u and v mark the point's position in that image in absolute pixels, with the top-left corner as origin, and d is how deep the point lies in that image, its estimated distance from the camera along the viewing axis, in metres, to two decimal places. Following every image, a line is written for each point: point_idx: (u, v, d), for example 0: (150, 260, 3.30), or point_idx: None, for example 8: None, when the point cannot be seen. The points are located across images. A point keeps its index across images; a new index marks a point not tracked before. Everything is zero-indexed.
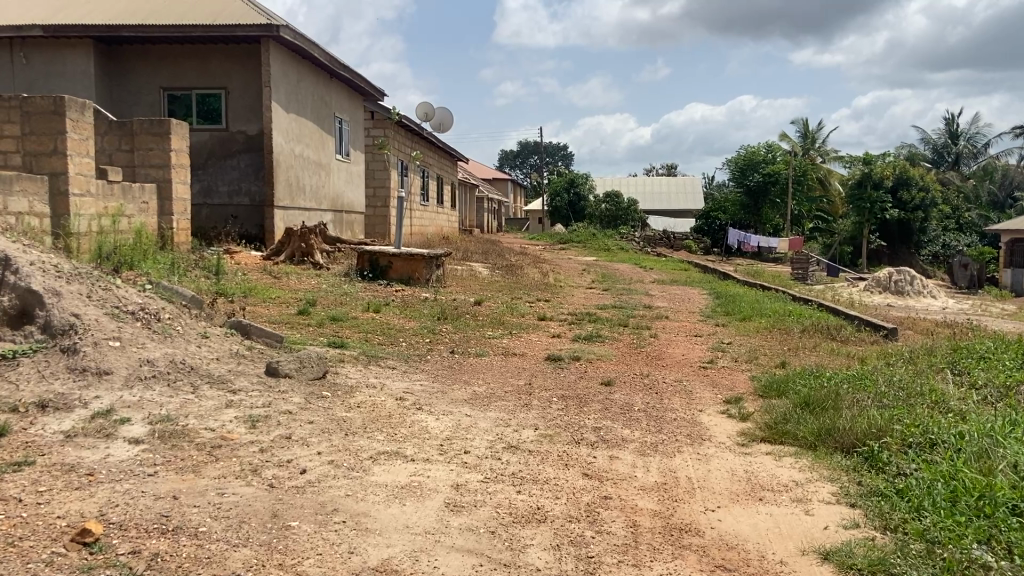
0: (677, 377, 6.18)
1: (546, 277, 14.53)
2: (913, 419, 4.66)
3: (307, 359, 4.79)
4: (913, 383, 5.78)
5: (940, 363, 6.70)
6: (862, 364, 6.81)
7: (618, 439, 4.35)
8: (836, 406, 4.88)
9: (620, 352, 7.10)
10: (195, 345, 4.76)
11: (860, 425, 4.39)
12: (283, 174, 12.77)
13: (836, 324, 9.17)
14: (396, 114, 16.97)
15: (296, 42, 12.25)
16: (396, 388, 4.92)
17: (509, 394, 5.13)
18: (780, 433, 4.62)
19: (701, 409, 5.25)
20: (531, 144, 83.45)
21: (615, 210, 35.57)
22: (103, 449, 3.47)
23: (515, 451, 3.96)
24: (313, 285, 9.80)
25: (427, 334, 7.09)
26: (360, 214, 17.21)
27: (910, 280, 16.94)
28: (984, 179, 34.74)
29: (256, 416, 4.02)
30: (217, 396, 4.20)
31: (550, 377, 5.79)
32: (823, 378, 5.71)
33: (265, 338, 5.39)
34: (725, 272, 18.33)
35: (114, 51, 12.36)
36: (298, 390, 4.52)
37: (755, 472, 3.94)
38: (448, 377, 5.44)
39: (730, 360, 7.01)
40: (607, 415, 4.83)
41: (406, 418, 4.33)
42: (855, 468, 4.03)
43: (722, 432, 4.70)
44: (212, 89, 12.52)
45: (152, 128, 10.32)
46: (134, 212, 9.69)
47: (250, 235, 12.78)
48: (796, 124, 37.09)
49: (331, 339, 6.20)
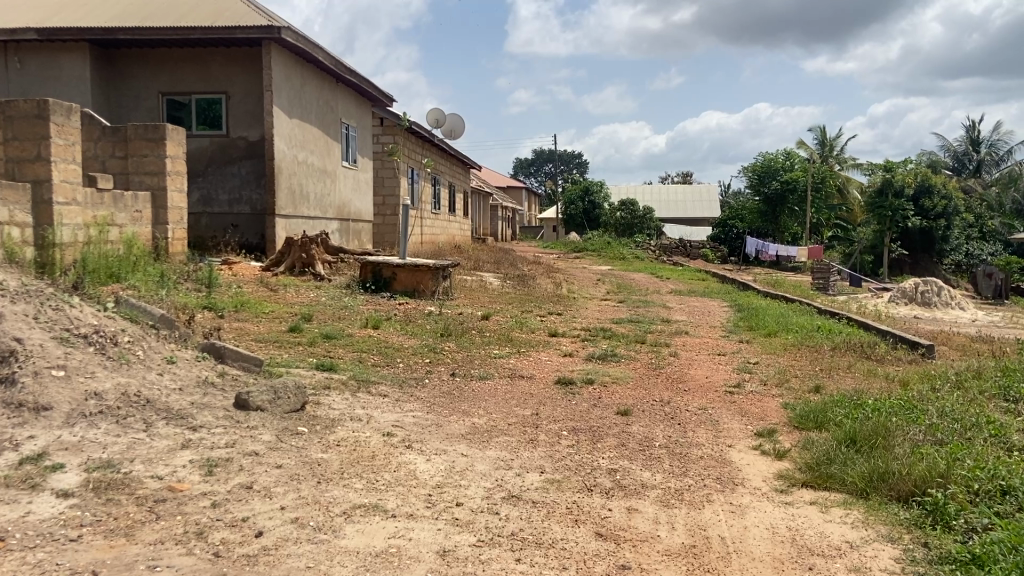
0: (702, 405, 5.56)
1: (560, 288, 13.93)
2: (976, 460, 4.04)
3: (282, 389, 4.21)
4: (967, 413, 5.13)
5: (989, 388, 6.04)
6: (904, 389, 6.14)
7: (637, 485, 3.75)
8: (886, 444, 4.24)
9: (637, 374, 6.48)
10: (155, 373, 4.20)
11: (919, 468, 3.77)
12: (285, 182, 12.25)
13: (869, 341, 8.52)
14: (405, 121, 16.50)
15: (299, 44, 11.75)
16: (385, 421, 4.33)
17: (513, 427, 4.53)
18: (824, 476, 3.98)
19: (730, 444, 4.64)
20: (546, 151, 83.06)
21: (630, 218, 34.92)
22: (23, 506, 2.89)
23: (516, 503, 3.36)
24: (311, 298, 9.26)
25: (428, 354, 6.52)
26: (368, 222, 16.72)
27: (937, 291, 16.20)
28: (1009, 187, 33.85)
29: (215, 459, 3.45)
30: (173, 435, 3.63)
31: (559, 406, 5.18)
32: (867, 408, 5.07)
33: (241, 362, 4.83)
34: (744, 282, 17.63)
35: (111, 54, 11.91)
36: (270, 425, 3.94)
37: (800, 531, 3.32)
38: (445, 408, 4.83)
39: (759, 384, 6.36)
40: (625, 454, 4.23)
41: (392, 459, 3.74)
42: (918, 524, 3.39)
43: (757, 475, 4.08)
44: (212, 95, 12.03)
45: (148, 134, 9.82)
46: (124, 222, 9.21)
47: (250, 244, 12.26)
48: (814, 130, 36.35)
49: (319, 361, 5.63)
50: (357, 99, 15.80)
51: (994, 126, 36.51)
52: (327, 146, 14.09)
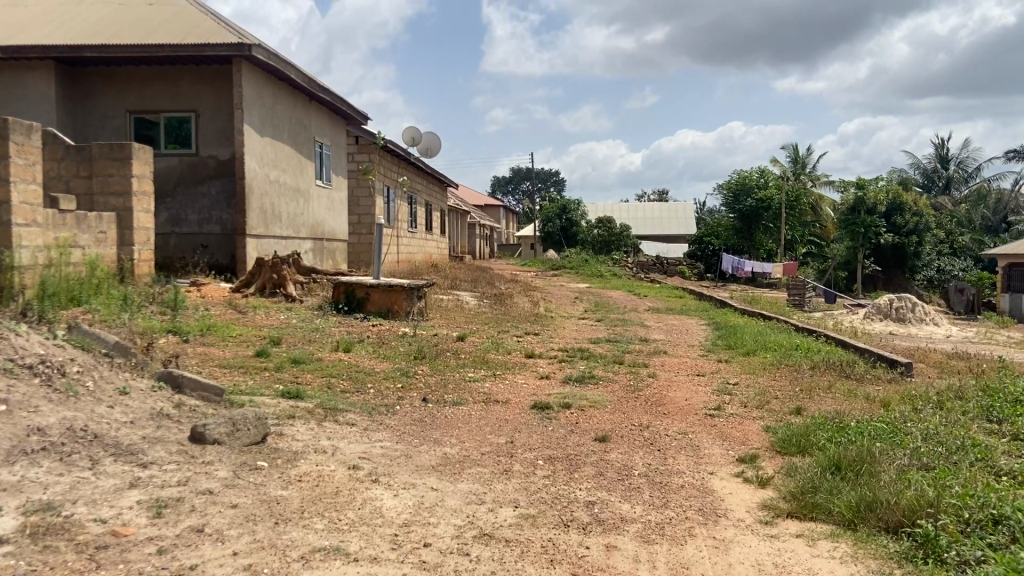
0: (682, 429, 5.39)
1: (537, 307, 13.77)
2: (965, 487, 3.90)
3: (241, 421, 3.99)
4: (952, 435, 5.00)
5: (972, 408, 5.93)
6: (885, 411, 6.01)
7: (616, 519, 3.56)
8: (873, 470, 4.09)
9: (615, 398, 6.30)
10: (106, 406, 3.96)
11: (907, 498, 3.62)
12: (256, 202, 12.01)
13: (848, 360, 8.42)
14: (380, 139, 16.32)
15: (270, 62, 11.55)
16: (351, 453, 4.12)
17: (486, 457, 4.33)
18: (810, 506, 3.82)
19: (712, 471, 4.47)
20: (523, 170, 83.30)
21: (607, 236, 34.90)
22: None
23: (488, 542, 3.17)
24: (281, 321, 9.02)
25: (399, 378, 6.30)
26: (342, 241, 16.47)
27: (912, 307, 16.23)
28: (979, 204, 34.29)
29: (165, 500, 3.24)
30: (121, 474, 3.41)
31: (535, 433, 4.99)
32: (850, 431, 4.93)
33: (200, 392, 4.60)
34: (721, 300, 17.57)
35: (77, 72, 11.66)
36: (227, 460, 3.71)
37: (787, 567, 3.16)
38: (415, 436, 4.63)
39: (739, 406, 6.19)
40: (603, 484, 4.04)
41: (357, 495, 3.52)
42: (909, 558, 3.23)
43: (741, 505, 3.91)
44: (182, 113, 11.80)
45: (113, 153, 9.56)
46: (87, 244, 8.93)
47: (220, 265, 11.97)
48: (786, 148, 36.66)
49: (285, 388, 5.40)
50: (331, 117, 15.61)
51: (963, 143, 37.04)
52: (300, 164, 13.86)
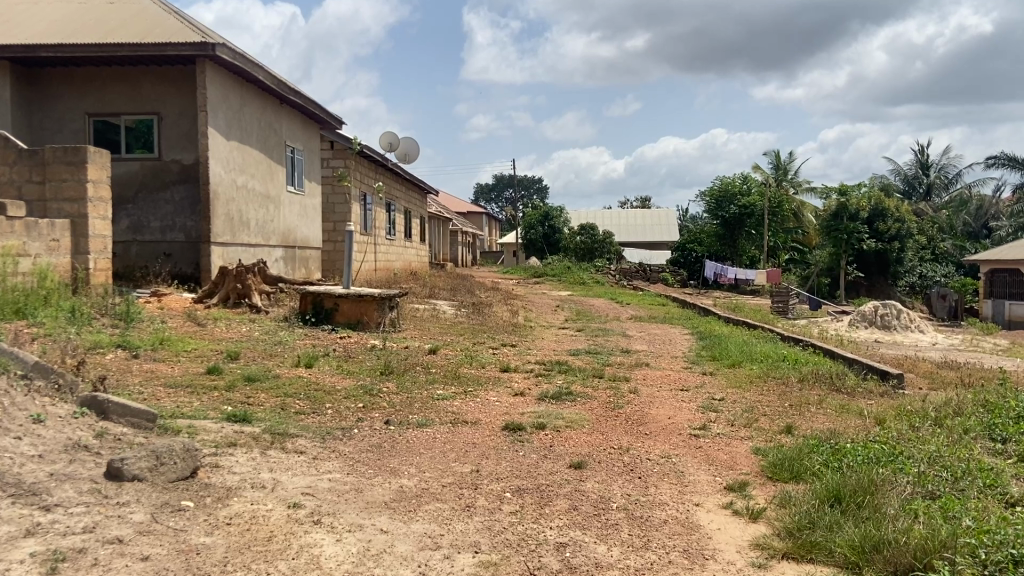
0: (666, 453, 4.98)
1: (516, 317, 13.33)
2: (977, 520, 3.50)
3: (166, 455, 3.53)
4: (957, 459, 4.61)
5: (974, 426, 5.54)
6: (881, 430, 5.60)
7: (590, 565, 3.13)
8: (878, 503, 3.68)
9: (594, 417, 5.86)
10: (12, 437, 3.48)
11: (918, 537, 3.21)
12: (222, 209, 11.50)
13: (838, 372, 8.06)
14: (355, 144, 15.84)
15: (236, 63, 11.08)
16: (293, 488, 3.66)
17: (447, 491, 3.88)
18: (807, 545, 3.40)
19: (698, 503, 4.04)
20: (507, 177, 83.21)
21: (590, 243, 34.48)
22: None
23: None
24: (244, 333, 8.54)
25: (362, 397, 5.84)
26: (315, 249, 15.96)
27: (897, 314, 15.93)
28: (959, 210, 34.29)
29: (64, 552, 2.76)
30: (17, 519, 2.92)
31: (505, 459, 4.55)
32: (848, 455, 4.52)
33: (129, 419, 4.13)
34: (704, 308, 17.20)
35: (33, 73, 11.14)
36: (146, 501, 3.25)
37: None
38: (370, 466, 4.17)
39: (726, 425, 5.79)
40: (576, 521, 3.61)
41: (293, 542, 3.07)
42: None
43: (730, 545, 3.49)
44: (144, 116, 11.28)
45: (67, 157, 9.03)
46: (38, 252, 8.39)
47: (183, 274, 11.44)
48: (768, 155, 36.67)
49: (232, 411, 4.91)
50: (303, 121, 15.14)
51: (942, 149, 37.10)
52: (270, 169, 13.37)
